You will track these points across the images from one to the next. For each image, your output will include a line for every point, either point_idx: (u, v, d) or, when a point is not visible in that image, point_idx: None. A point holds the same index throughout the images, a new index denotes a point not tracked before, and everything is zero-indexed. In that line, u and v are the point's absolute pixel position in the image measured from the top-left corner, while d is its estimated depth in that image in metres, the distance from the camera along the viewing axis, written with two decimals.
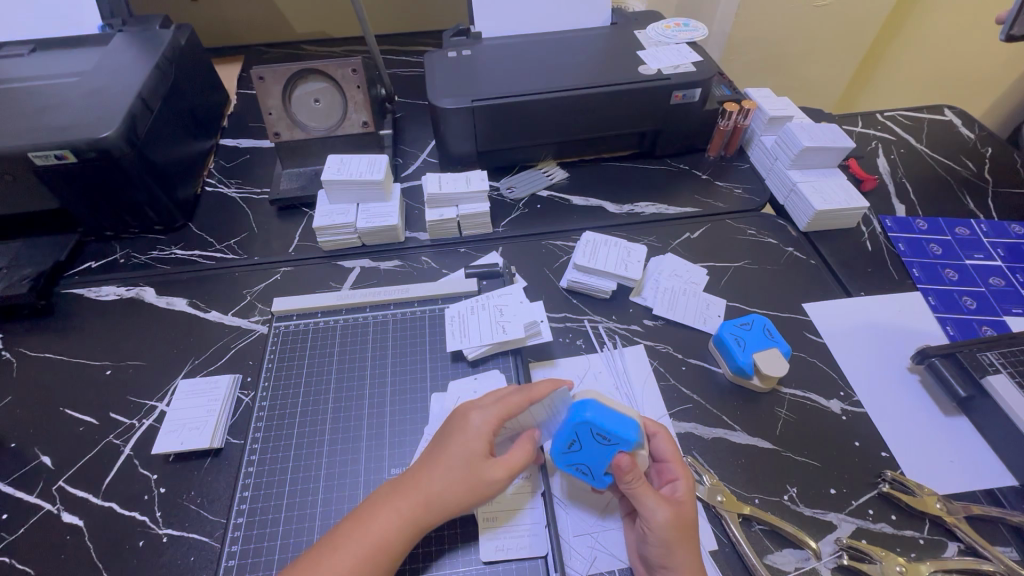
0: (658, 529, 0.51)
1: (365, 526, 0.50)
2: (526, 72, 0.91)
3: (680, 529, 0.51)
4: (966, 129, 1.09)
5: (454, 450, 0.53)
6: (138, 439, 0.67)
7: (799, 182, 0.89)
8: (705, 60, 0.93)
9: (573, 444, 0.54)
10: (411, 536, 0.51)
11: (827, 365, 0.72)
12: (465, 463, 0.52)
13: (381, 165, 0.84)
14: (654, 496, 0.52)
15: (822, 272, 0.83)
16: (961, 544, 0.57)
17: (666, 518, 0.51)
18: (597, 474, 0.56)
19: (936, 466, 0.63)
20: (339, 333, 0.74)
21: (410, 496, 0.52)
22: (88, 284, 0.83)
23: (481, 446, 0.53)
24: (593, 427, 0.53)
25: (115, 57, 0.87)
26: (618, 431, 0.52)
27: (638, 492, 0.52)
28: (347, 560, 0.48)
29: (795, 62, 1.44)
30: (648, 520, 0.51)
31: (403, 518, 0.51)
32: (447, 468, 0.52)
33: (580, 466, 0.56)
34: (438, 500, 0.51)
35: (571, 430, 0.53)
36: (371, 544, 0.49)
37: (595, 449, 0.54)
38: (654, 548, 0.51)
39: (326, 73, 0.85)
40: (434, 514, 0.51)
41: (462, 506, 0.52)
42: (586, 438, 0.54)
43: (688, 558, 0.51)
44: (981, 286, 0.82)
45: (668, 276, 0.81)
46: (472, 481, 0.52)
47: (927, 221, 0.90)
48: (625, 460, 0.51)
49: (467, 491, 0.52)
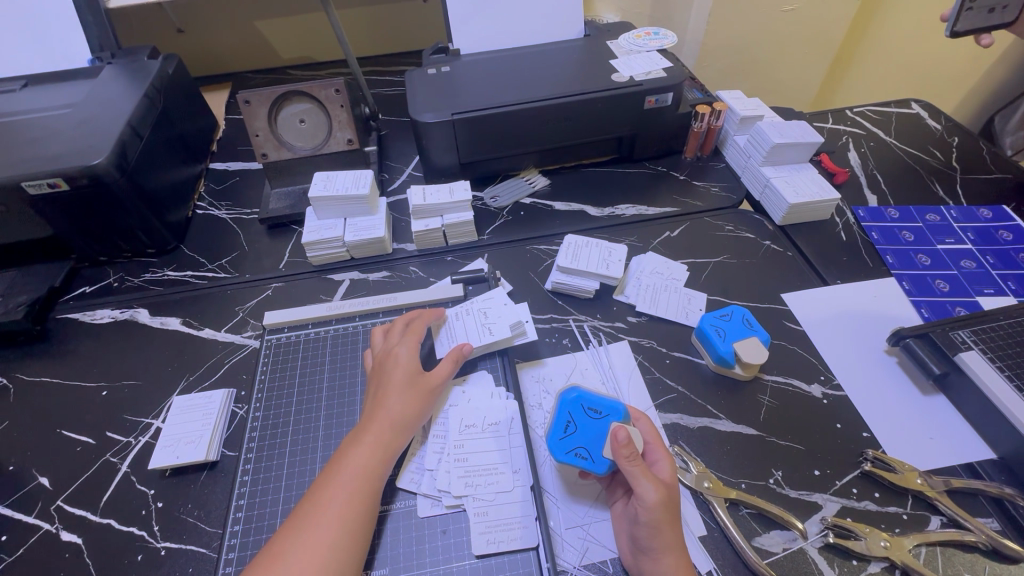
0: (651, 508, 0.51)
1: (344, 461, 0.56)
2: (504, 85, 0.95)
3: (668, 507, 0.52)
4: (933, 120, 1.13)
5: (396, 379, 0.62)
6: (134, 456, 0.68)
7: (772, 178, 0.91)
8: (674, 65, 0.97)
9: (568, 427, 0.60)
10: (387, 455, 0.57)
11: (807, 352, 0.74)
12: (407, 381, 0.62)
13: (366, 180, 0.87)
14: (648, 476, 0.52)
15: (799, 263, 0.85)
16: (943, 517, 0.59)
17: (657, 498, 0.51)
18: (596, 456, 0.57)
19: (916, 443, 0.65)
20: (330, 343, 0.76)
21: (375, 424, 0.59)
22: (83, 308, 0.85)
23: (411, 365, 0.63)
24: (585, 404, 0.61)
25: (104, 88, 0.90)
26: (605, 404, 0.61)
27: (636, 471, 0.52)
28: (337, 488, 0.53)
29: (768, 66, 1.49)
30: (642, 500, 0.51)
31: (375, 443, 0.57)
32: (394, 392, 0.61)
33: (578, 450, 0.58)
34: (398, 417, 0.59)
35: (566, 413, 0.61)
36: (354, 472, 0.55)
37: (589, 425, 0.60)
38: (644, 529, 0.52)
39: (310, 94, 0.88)
40: (398, 430, 0.59)
41: (419, 415, 0.61)
42: (580, 417, 0.61)
43: (673, 536, 0.52)
44: (953, 269, 0.84)
45: (649, 274, 0.83)
46: (419, 391, 0.62)
47: (898, 210, 0.93)
48: (620, 433, 0.54)
49: (418, 400, 0.61)
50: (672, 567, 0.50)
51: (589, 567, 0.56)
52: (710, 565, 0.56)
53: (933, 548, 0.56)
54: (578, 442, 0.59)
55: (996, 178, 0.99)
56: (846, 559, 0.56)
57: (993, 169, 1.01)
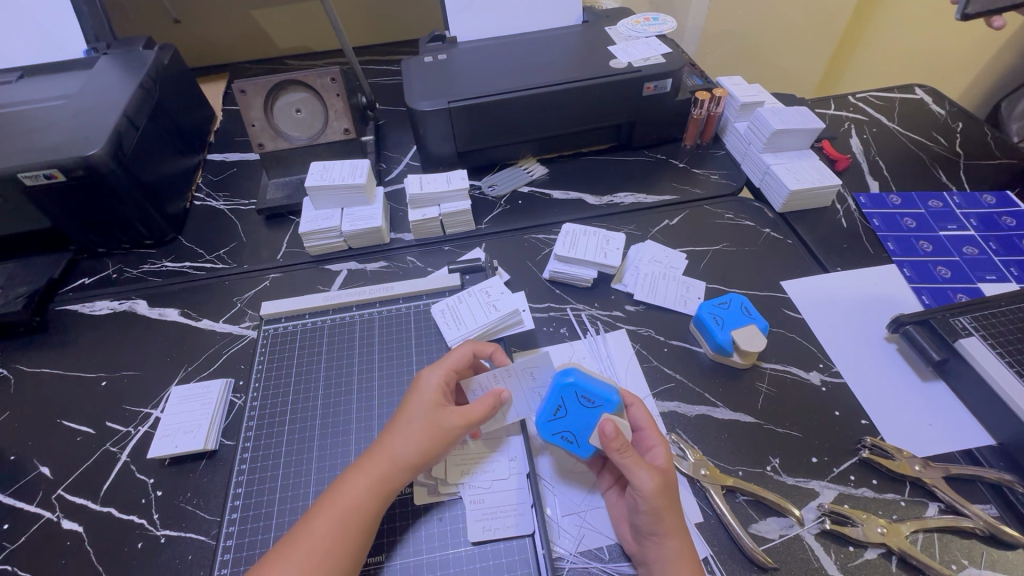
0: (648, 497, 0.51)
1: (335, 493, 0.53)
2: (501, 72, 0.94)
3: (666, 494, 0.52)
4: (937, 106, 1.11)
5: (411, 407, 0.57)
6: (134, 445, 0.68)
7: (772, 164, 0.90)
8: (674, 51, 0.96)
9: (559, 410, 0.59)
10: (382, 496, 0.53)
11: (806, 339, 0.74)
12: (422, 415, 0.56)
13: (363, 169, 0.86)
14: (642, 465, 0.52)
15: (799, 251, 0.85)
16: (941, 504, 0.59)
17: (655, 485, 0.51)
18: (581, 441, 0.59)
19: (915, 430, 0.64)
20: (327, 333, 0.76)
21: (375, 458, 0.54)
22: (82, 299, 0.85)
23: (435, 399, 0.57)
24: (577, 391, 0.59)
25: (99, 79, 0.89)
26: (599, 393, 0.59)
27: (629, 462, 0.52)
28: (325, 521, 0.50)
29: (770, 52, 1.47)
30: (638, 489, 0.51)
31: (371, 477, 0.53)
32: (406, 426, 0.55)
33: (564, 433, 0.59)
34: (401, 455, 0.54)
35: (558, 395, 0.60)
36: (344, 508, 0.51)
37: (580, 412, 0.59)
38: (643, 517, 0.52)
39: (306, 83, 0.88)
40: (399, 470, 0.54)
41: (426, 455, 0.54)
42: (572, 403, 0.59)
43: (674, 522, 0.52)
44: (955, 255, 0.83)
45: (647, 262, 0.83)
46: (433, 427, 0.55)
47: (900, 196, 0.92)
48: (609, 426, 0.53)
49: (428, 438, 0.54)
50: (675, 551, 0.51)
51: (585, 553, 0.56)
52: (707, 552, 0.56)
53: (931, 534, 0.56)
54: (566, 426, 0.59)
55: (1001, 164, 0.98)
56: (842, 545, 0.56)
57: (998, 154, 1.00)
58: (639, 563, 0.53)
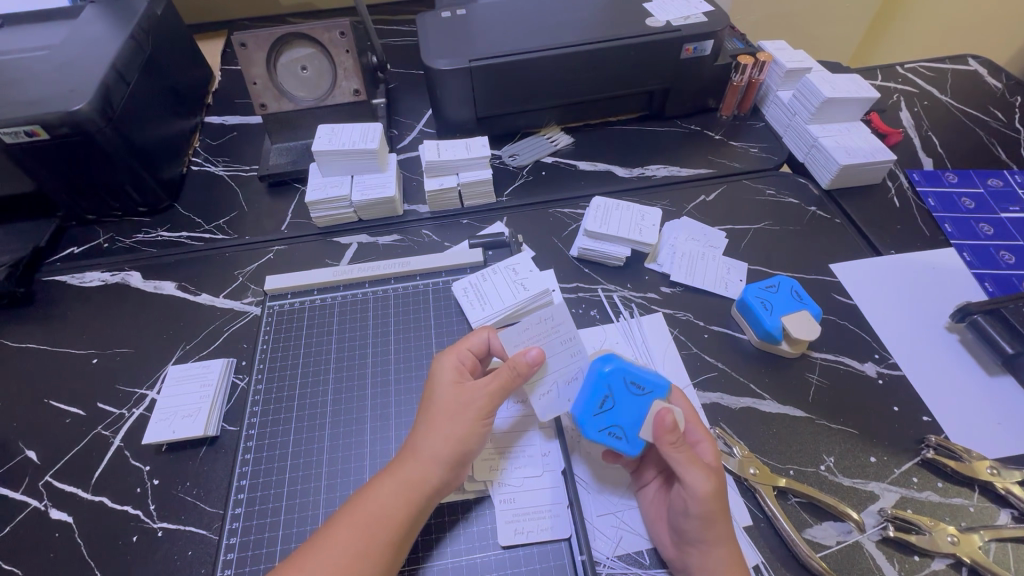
0: (702, 500, 0.46)
1: (362, 499, 0.47)
2: (526, 29, 0.85)
3: (719, 497, 0.47)
4: (992, 78, 1.03)
5: (430, 399, 0.52)
6: (128, 429, 0.63)
7: (820, 136, 0.83)
8: (716, 10, 0.87)
9: (605, 402, 0.53)
10: (413, 500, 0.47)
11: (859, 327, 0.67)
12: (444, 405, 0.51)
13: (375, 133, 0.79)
14: (697, 465, 0.47)
15: (848, 231, 0.78)
16: (1014, 511, 0.53)
17: (710, 488, 0.46)
18: (630, 436, 0.52)
19: (982, 429, 0.59)
20: (337, 311, 0.70)
21: (403, 461, 0.49)
22: (70, 270, 0.79)
23: (453, 383, 0.52)
24: (626, 378, 0.54)
25: (86, 28, 0.81)
26: (649, 380, 0.54)
27: (682, 459, 0.47)
28: (349, 528, 0.45)
29: (806, 19, 1.37)
30: (691, 490, 0.46)
31: (399, 481, 0.48)
32: (431, 418, 0.50)
33: (612, 429, 0.52)
34: (428, 451, 0.49)
35: (604, 385, 0.54)
36: (369, 514, 0.46)
37: (630, 402, 0.53)
38: (692, 523, 0.46)
39: (312, 37, 0.80)
40: (428, 468, 0.48)
41: (456, 448, 0.49)
42: (619, 392, 0.53)
43: (724, 529, 0.47)
44: (1019, 239, 0.76)
45: (684, 241, 0.76)
46: (455, 415, 0.50)
47: (957, 174, 0.85)
48: (666, 416, 0.48)
49: (455, 429, 0.49)
50: (725, 559, 0.46)
51: (623, 558, 0.51)
52: (757, 559, 0.51)
53: (1005, 544, 0.51)
54: (613, 420, 0.53)
55: None
56: (906, 554, 0.51)
57: None
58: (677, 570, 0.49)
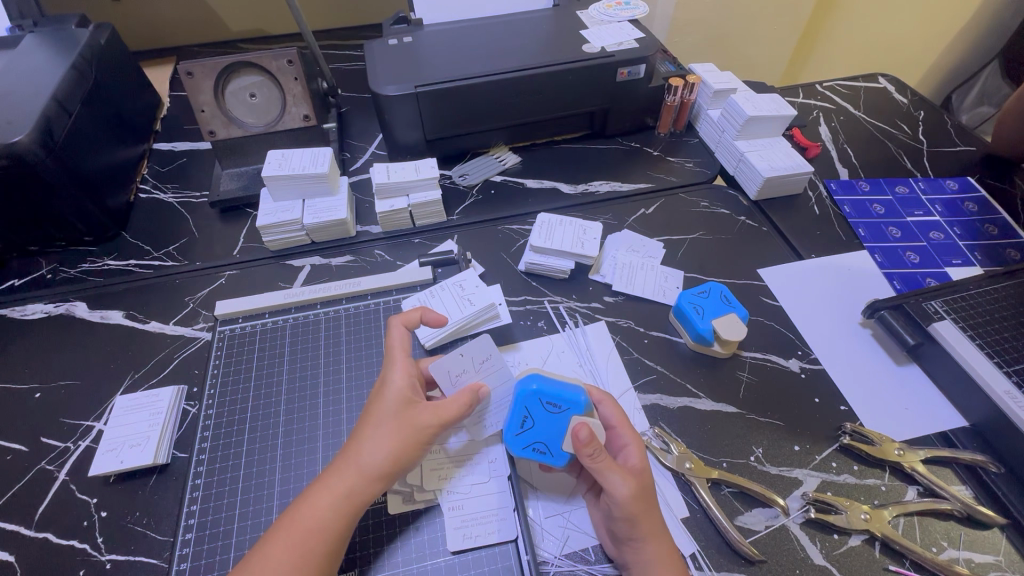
0: (623, 503, 0.49)
1: (298, 513, 0.48)
2: (470, 56, 0.90)
3: (642, 500, 0.50)
4: (900, 94, 1.14)
5: (377, 411, 0.53)
6: (74, 462, 0.62)
7: (746, 152, 0.90)
8: (647, 36, 0.94)
9: (524, 422, 0.56)
10: (350, 513, 0.49)
11: (784, 327, 0.73)
12: (390, 418, 0.52)
13: (325, 158, 0.81)
14: (615, 468, 0.50)
15: (774, 238, 0.84)
16: (920, 487, 0.59)
17: (628, 491, 0.49)
18: (554, 449, 0.55)
19: (892, 414, 0.65)
20: (289, 333, 0.71)
21: (343, 474, 0.50)
22: (11, 304, 0.77)
23: (403, 395, 0.54)
24: (541, 396, 0.57)
25: (25, 59, 0.81)
26: (566, 397, 0.56)
27: (600, 465, 0.50)
28: (282, 543, 0.46)
29: (738, 41, 1.47)
30: (612, 495, 0.49)
31: (337, 495, 0.49)
32: (373, 431, 0.51)
33: (536, 445, 0.55)
34: (369, 467, 0.50)
35: (522, 406, 0.57)
36: (305, 529, 0.47)
37: (548, 418, 0.56)
38: (620, 523, 0.50)
39: (261, 66, 0.81)
40: (367, 482, 0.49)
41: (397, 464, 0.50)
42: (538, 410, 0.56)
43: (652, 524, 0.50)
44: (923, 241, 0.84)
45: (625, 252, 0.81)
46: (400, 433, 0.51)
47: (869, 183, 0.93)
48: (582, 431, 0.49)
49: (397, 445, 0.50)
50: (655, 555, 0.49)
51: (570, 556, 0.53)
52: (694, 547, 0.55)
53: (912, 518, 0.57)
54: (536, 437, 0.56)
55: (961, 151, 1.00)
56: (827, 533, 0.56)
57: (958, 142, 1.02)
58: (622, 565, 0.51)
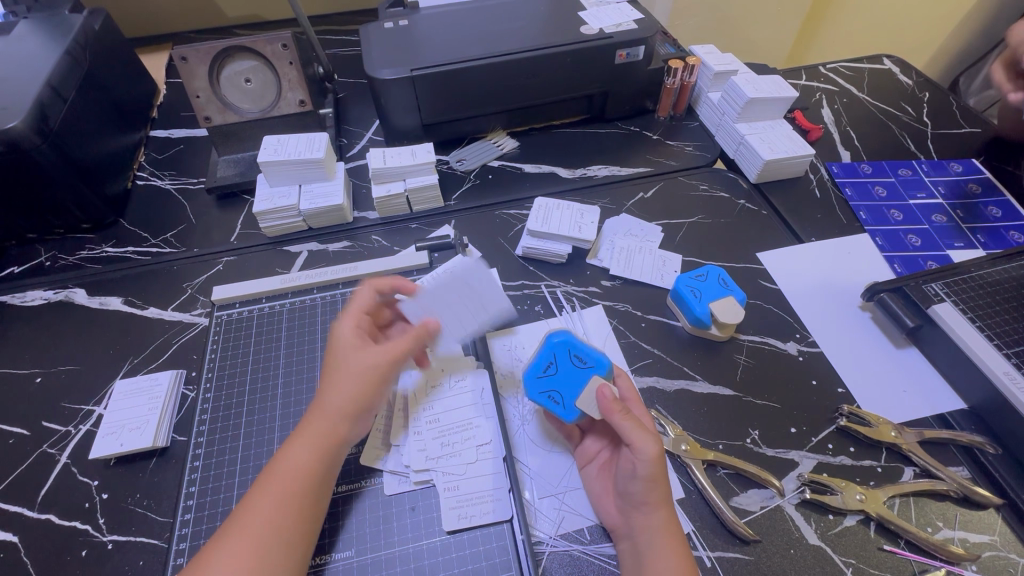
0: (648, 464, 0.49)
1: (281, 459, 0.50)
2: (466, 38, 0.88)
3: (663, 461, 0.50)
4: (904, 75, 1.12)
5: (337, 359, 0.55)
6: (74, 445, 0.63)
7: (747, 134, 0.89)
8: (646, 18, 0.92)
9: (549, 368, 0.59)
10: (327, 453, 0.51)
11: (782, 310, 0.73)
12: (351, 364, 0.54)
13: (321, 143, 0.80)
14: (643, 429, 0.50)
15: (774, 222, 0.83)
16: (916, 468, 0.59)
17: (656, 451, 0.50)
18: (566, 403, 0.57)
19: (890, 397, 0.65)
20: (286, 318, 0.71)
21: (315, 418, 0.52)
22: (11, 290, 0.78)
23: (356, 343, 0.56)
24: (572, 351, 0.59)
25: (18, 45, 0.80)
26: (593, 356, 0.59)
27: (625, 424, 0.50)
28: (270, 489, 0.48)
29: (741, 22, 1.45)
30: (638, 453, 0.49)
31: (313, 440, 0.51)
32: (335, 378, 0.54)
33: (552, 393, 0.58)
34: (337, 408, 0.52)
35: (551, 353, 0.60)
36: (287, 472, 0.49)
37: (572, 371, 0.58)
38: (639, 484, 0.50)
39: (255, 50, 0.80)
40: (337, 422, 0.52)
41: (365, 403, 0.54)
42: (564, 361, 0.59)
43: (663, 492, 0.50)
44: (925, 223, 0.83)
45: (623, 237, 0.80)
46: (363, 375, 0.54)
47: (871, 165, 0.92)
48: (607, 390, 0.52)
49: (363, 386, 0.54)
50: (663, 521, 0.49)
51: (565, 536, 0.54)
52: (689, 527, 0.55)
53: (907, 498, 0.57)
54: (555, 386, 0.58)
55: (966, 134, 0.99)
56: (822, 514, 0.56)
57: (964, 124, 1.01)
58: (623, 536, 0.52)
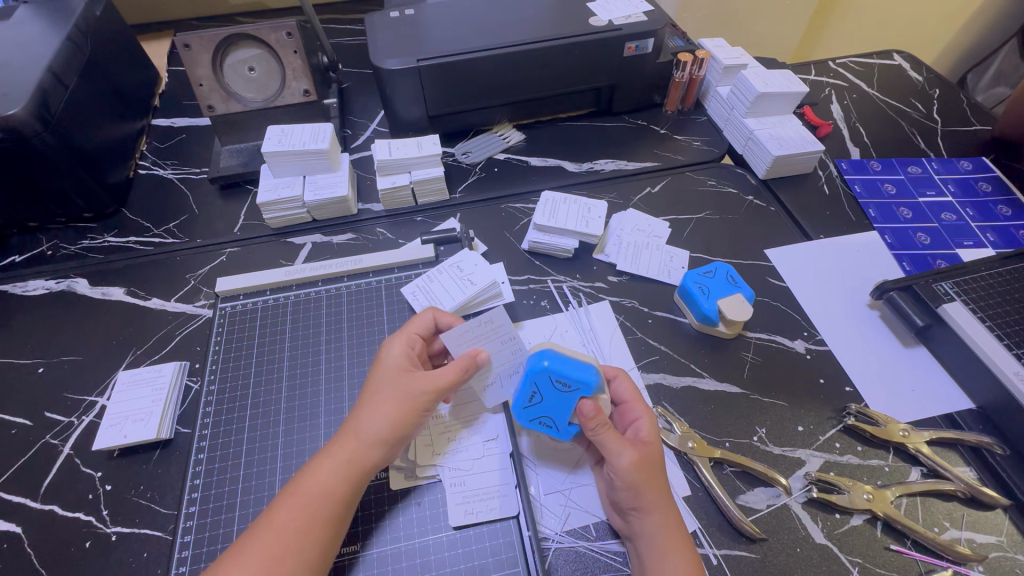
0: (625, 473, 0.50)
1: (304, 479, 0.49)
2: (473, 29, 0.87)
3: (645, 468, 0.50)
4: (915, 71, 1.10)
5: (378, 378, 0.54)
6: (78, 436, 0.62)
7: (756, 130, 0.88)
8: (655, 10, 0.91)
9: (533, 398, 0.55)
10: (353, 478, 0.49)
11: (791, 308, 0.72)
12: (391, 384, 0.53)
13: (325, 134, 0.79)
14: (619, 441, 0.51)
15: (782, 219, 0.83)
16: (924, 469, 0.59)
17: (630, 462, 0.50)
18: (560, 425, 0.55)
19: (898, 396, 0.64)
20: (290, 310, 0.71)
21: (345, 439, 0.51)
22: (12, 280, 0.77)
23: (401, 365, 0.55)
24: (553, 376, 0.53)
25: (18, 30, 0.79)
26: (577, 377, 0.53)
27: (603, 437, 0.51)
28: (289, 509, 0.47)
29: (748, 16, 1.44)
30: (613, 465, 0.50)
31: (340, 461, 0.50)
32: (373, 398, 0.52)
33: (542, 418, 0.56)
34: (368, 430, 0.51)
35: (530, 382, 0.54)
36: (310, 494, 0.48)
37: (556, 397, 0.54)
38: (623, 492, 0.50)
39: (259, 38, 0.79)
40: (368, 446, 0.50)
41: (400, 429, 0.51)
42: (547, 388, 0.54)
43: (657, 496, 0.50)
44: (935, 221, 0.83)
45: (630, 232, 0.80)
46: (400, 399, 0.52)
47: (881, 162, 0.91)
48: (586, 406, 0.52)
49: (398, 411, 0.51)
50: (659, 526, 0.49)
51: (571, 533, 0.54)
52: (695, 525, 0.55)
53: (915, 498, 0.57)
54: (542, 411, 0.55)
55: (976, 131, 0.98)
56: (829, 512, 0.56)
57: (974, 122, 1.00)
58: (627, 539, 0.52)
